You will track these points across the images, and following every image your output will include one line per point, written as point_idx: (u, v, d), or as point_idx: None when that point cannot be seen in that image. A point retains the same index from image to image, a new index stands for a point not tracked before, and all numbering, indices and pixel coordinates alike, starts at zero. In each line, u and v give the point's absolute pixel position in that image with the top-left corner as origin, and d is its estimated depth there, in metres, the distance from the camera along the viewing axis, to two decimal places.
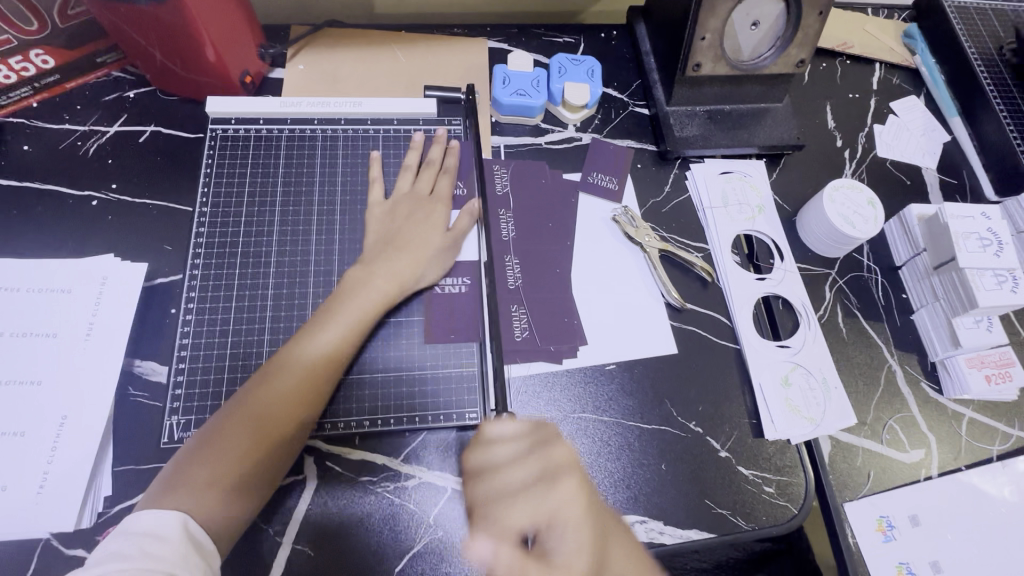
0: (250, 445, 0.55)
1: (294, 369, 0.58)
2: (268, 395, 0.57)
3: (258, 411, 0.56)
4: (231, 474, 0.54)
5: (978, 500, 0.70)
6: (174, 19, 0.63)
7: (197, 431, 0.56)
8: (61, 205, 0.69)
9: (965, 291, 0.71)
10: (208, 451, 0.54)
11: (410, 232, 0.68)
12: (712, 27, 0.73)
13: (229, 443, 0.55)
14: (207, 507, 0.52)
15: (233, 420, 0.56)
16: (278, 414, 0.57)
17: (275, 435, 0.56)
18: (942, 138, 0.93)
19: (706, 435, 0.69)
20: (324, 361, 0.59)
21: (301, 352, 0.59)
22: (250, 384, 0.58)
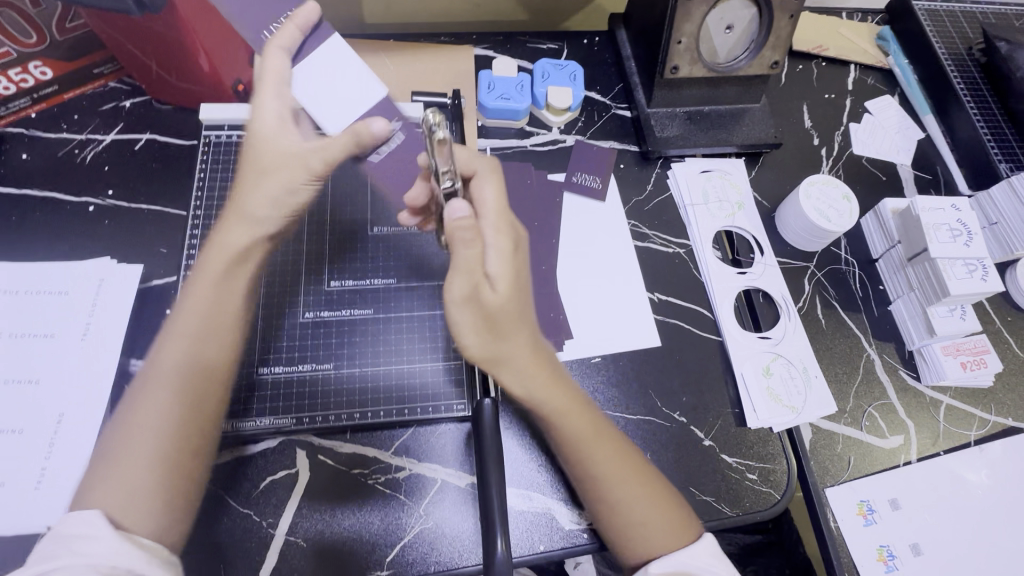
0: (148, 425, 0.54)
1: (192, 359, 0.58)
2: (153, 377, 0.57)
3: (140, 402, 0.55)
4: (157, 453, 0.53)
5: (956, 483, 0.72)
6: (168, 30, 0.65)
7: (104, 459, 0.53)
8: (59, 210, 0.71)
9: (938, 280, 0.74)
10: (111, 453, 0.53)
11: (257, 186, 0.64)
12: (687, 31, 0.76)
13: (121, 439, 0.54)
14: (135, 493, 0.51)
15: (139, 424, 0.54)
16: (198, 387, 0.57)
17: (190, 407, 0.56)
18: (916, 135, 0.96)
19: (690, 424, 0.71)
20: (198, 345, 0.58)
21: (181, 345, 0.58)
22: (135, 402, 0.55)
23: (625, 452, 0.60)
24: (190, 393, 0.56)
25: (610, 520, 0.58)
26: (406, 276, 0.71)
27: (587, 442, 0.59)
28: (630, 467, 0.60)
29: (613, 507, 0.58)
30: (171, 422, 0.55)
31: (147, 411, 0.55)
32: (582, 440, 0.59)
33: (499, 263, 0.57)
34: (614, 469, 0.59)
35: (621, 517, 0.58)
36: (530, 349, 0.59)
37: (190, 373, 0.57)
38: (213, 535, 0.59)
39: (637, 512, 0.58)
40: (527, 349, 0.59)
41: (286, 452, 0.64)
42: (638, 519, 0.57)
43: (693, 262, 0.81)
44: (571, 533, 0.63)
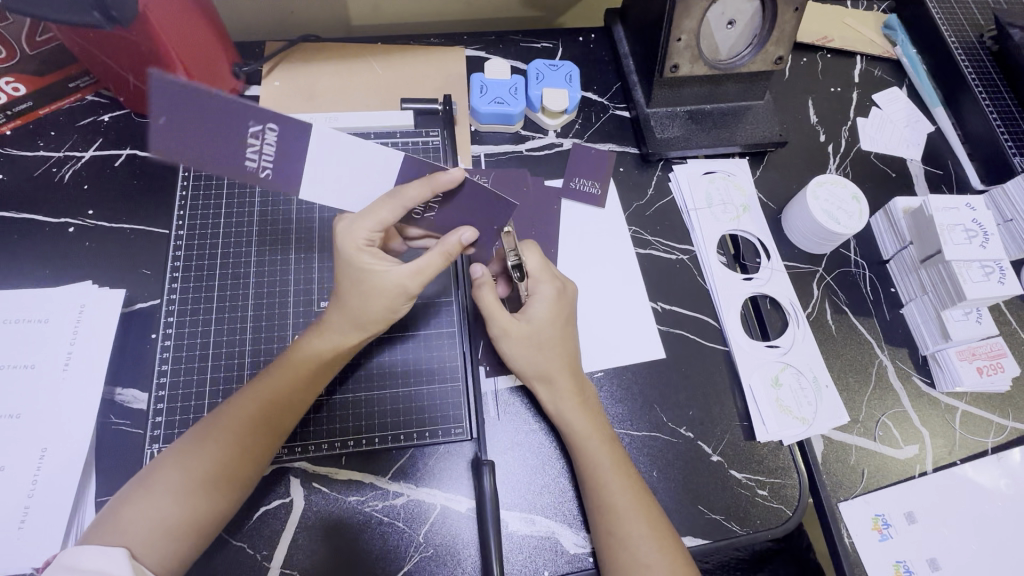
0: (225, 443, 0.54)
1: (311, 370, 0.59)
2: (263, 389, 0.57)
3: (247, 409, 0.56)
4: (218, 476, 0.53)
5: (973, 494, 0.69)
6: (142, 41, 0.62)
7: (189, 440, 0.55)
8: (38, 232, 0.69)
9: (953, 284, 0.71)
10: (189, 447, 0.54)
11: (355, 301, 0.58)
12: (687, 28, 0.72)
13: (199, 440, 0.54)
14: (171, 515, 0.51)
15: (234, 417, 0.55)
16: (284, 415, 0.57)
17: (272, 435, 0.56)
18: (926, 129, 0.92)
19: (697, 439, 0.68)
20: (313, 369, 0.59)
21: (300, 356, 0.59)
22: (246, 398, 0.57)
23: (638, 487, 0.59)
24: (282, 423, 0.57)
25: (614, 548, 0.56)
26: None
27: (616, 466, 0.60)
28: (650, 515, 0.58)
29: (621, 535, 0.56)
30: (255, 432, 0.55)
31: (245, 409, 0.56)
32: (608, 465, 0.59)
33: (543, 307, 0.64)
34: (626, 495, 0.58)
35: (626, 561, 0.55)
36: (569, 369, 0.64)
37: (295, 402, 0.58)
38: (206, 568, 0.57)
39: (638, 551, 0.56)
40: (564, 368, 0.63)
41: (278, 481, 0.61)
42: (641, 557, 0.55)
43: (697, 269, 0.78)
44: (576, 557, 0.61)
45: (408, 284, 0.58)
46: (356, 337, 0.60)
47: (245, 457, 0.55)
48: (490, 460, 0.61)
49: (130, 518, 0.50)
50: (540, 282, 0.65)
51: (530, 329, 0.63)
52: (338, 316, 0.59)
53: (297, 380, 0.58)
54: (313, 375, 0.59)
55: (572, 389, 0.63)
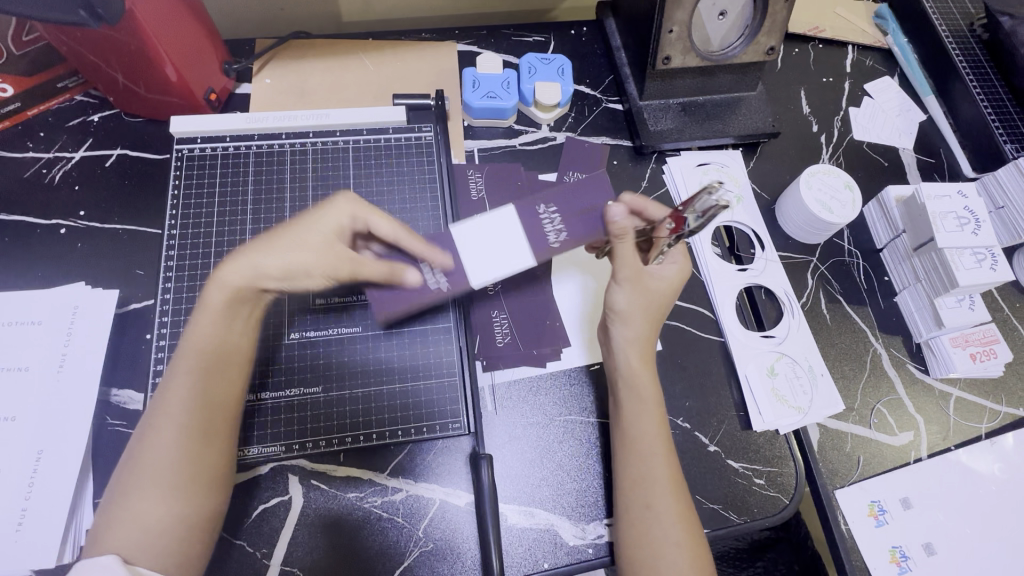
0: (173, 444, 0.53)
1: (217, 346, 0.57)
2: (173, 386, 0.56)
3: (178, 407, 0.54)
4: (183, 478, 0.53)
5: (967, 479, 0.70)
6: (131, 41, 0.62)
7: (134, 457, 0.53)
8: (29, 234, 0.68)
9: (946, 271, 0.71)
10: (137, 461, 0.53)
11: (267, 264, 0.59)
12: (679, 19, 0.72)
13: (146, 449, 0.53)
14: (152, 521, 0.51)
15: (169, 417, 0.54)
16: (214, 402, 0.56)
17: (214, 425, 0.55)
18: (917, 117, 0.93)
19: (694, 430, 0.69)
20: (215, 350, 0.57)
21: (198, 342, 0.57)
22: (167, 400, 0.55)
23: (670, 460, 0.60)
24: (216, 407, 0.56)
25: (638, 524, 0.57)
26: None
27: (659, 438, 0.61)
28: (678, 490, 0.59)
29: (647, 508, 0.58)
30: (200, 427, 0.54)
31: (175, 408, 0.54)
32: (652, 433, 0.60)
33: (673, 269, 0.66)
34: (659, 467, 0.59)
35: (649, 535, 0.57)
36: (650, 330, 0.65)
37: (218, 384, 0.56)
38: (206, 567, 0.57)
39: (664, 522, 0.57)
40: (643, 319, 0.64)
41: (276, 478, 0.61)
42: (656, 534, 0.57)
43: (692, 260, 0.78)
44: (575, 549, 0.61)
45: (326, 229, 0.61)
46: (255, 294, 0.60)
47: (207, 452, 0.54)
48: (487, 454, 0.62)
49: (118, 532, 0.50)
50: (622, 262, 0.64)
51: (654, 281, 0.65)
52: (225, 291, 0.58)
53: (201, 361, 0.56)
54: (223, 354, 0.58)
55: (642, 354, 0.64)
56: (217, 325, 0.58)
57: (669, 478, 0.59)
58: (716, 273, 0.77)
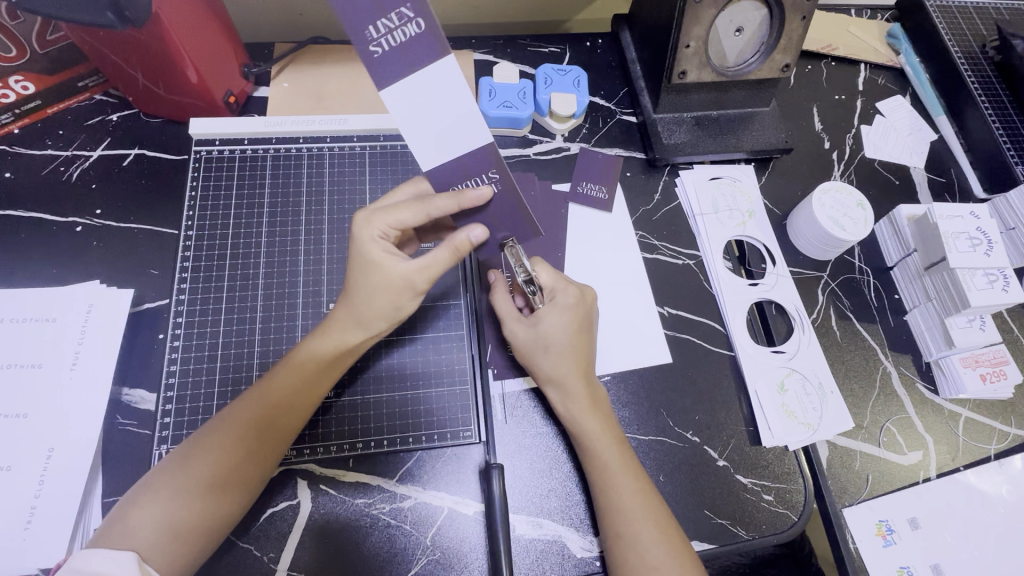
0: (231, 443, 0.54)
1: (309, 371, 0.58)
2: (267, 390, 0.57)
3: (250, 412, 0.55)
4: (222, 480, 0.53)
5: (975, 500, 0.70)
6: (152, 41, 0.62)
7: (193, 443, 0.54)
8: (45, 231, 0.68)
9: (957, 291, 0.71)
10: (192, 450, 0.54)
11: (366, 301, 0.57)
12: (696, 34, 0.73)
13: (209, 439, 0.54)
14: (173, 516, 0.50)
15: (240, 419, 0.55)
16: (282, 415, 0.56)
17: (274, 436, 0.56)
18: (929, 137, 0.93)
19: (703, 444, 0.69)
20: (313, 367, 0.58)
21: (305, 354, 0.58)
22: (249, 402, 0.56)
23: (646, 488, 0.59)
24: (285, 425, 0.56)
25: (622, 550, 0.56)
26: None
27: (626, 471, 0.60)
28: (660, 519, 0.58)
29: (632, 539, 0.56)
30: (264, 437, 0.55)
31: (248, 411, 0.55)
32: (615, 466, 0.59)
33: (557, 316, 0.63)
34: (636, 496, 0.58)
35: (639, 561, 0.55)
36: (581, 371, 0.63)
37: (298, 405, 0.57)
38: (214, 570, 0.57)
39: (647, 550, 0.56)
40: (570, 357, 0.63)
41: (285, 482, 0.61)
42: (650, 559, 0.55)
43: (703, 274, 0.78)
44: (583, 561, 0.61)
45: (416, 281, 0.57)
46: (357, 336, 0.59)
47: (254, 462, 0.55)
48: (498, 464, 0.62)
49: (143, 516, 0.50)
50: (558, 292, 0.64)
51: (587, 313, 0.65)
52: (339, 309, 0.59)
53: (297, 382, 0.57)
54: (315, 378, 0.58)
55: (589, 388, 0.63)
56: (329, 347, 0.59)
57: (648, 507, 0.58)
58: (726, 287, 0.77)
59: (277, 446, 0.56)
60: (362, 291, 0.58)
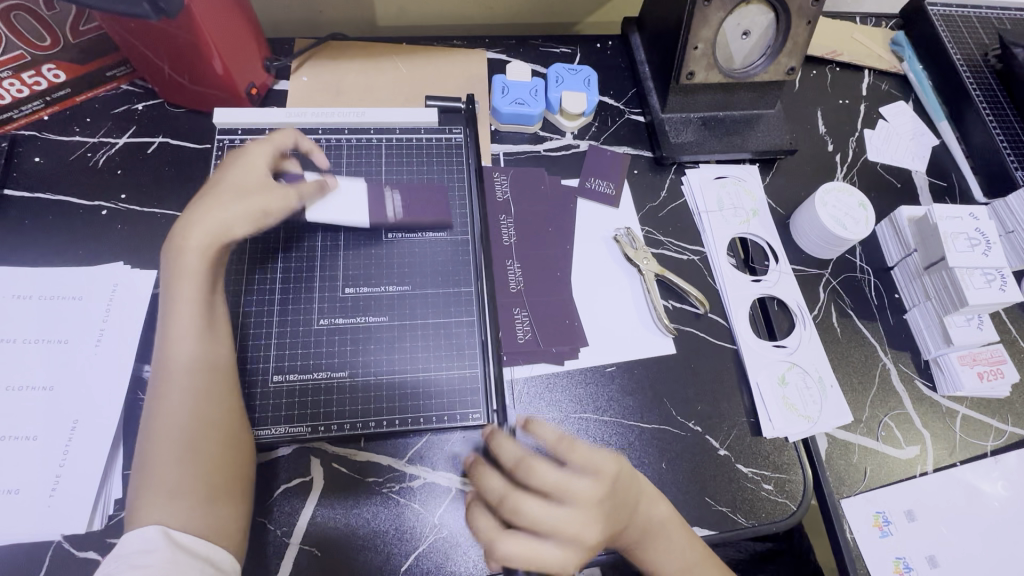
0: (192, 449, 0.55)
1: (200, 345, 0.60)
2: (180, 392, 0.57)
3: (179, 413, 0.56)
4: (213, 469, 0.55)
5: (971, 495, 0.71)
6: (182, 34, 0.65)
7: (147, 464, 0.55)
8: (71, 214, 0.71)
9: (956, 290, 0.73)
10: (155, 469, 0.54)
11: (228, 189, 0.66)
12: (705, 37, 0.75)
13: (158, 459, 0.55)
14: (187, 516, 0.53)
15: (173, 418, 0.56)
16: (210, 400, 0.58)
17: (225, 418, 0.58)
18: (931, 142, 0.95)
19: (705, 433, 0.70)
20: (194, 360, 0.59)
21: (176, 355, 0.59)
22: (171, 406, 0.57)
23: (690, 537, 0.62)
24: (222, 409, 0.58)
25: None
26: (420, 284, 0.72)
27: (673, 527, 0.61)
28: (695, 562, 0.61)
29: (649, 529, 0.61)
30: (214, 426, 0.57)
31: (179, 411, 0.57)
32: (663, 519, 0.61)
33: None
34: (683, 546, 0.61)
35: None
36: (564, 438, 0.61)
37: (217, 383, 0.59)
38: None
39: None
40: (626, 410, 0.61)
41: (299, 459, 0.63)
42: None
43: (707, 269, 0.80)
44: None
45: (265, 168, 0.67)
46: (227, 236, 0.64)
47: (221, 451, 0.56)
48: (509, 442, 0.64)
49: (149, 520, 0.52)
50: None
51: None
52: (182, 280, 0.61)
53: (200, 365, 0.59)
54: (214, 355, 0.60)
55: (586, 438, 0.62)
56: (198, 341, 0.60)
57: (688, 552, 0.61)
58: (730, 282, 0.79)
59: (234, 419, 0.59)
60: (194, 226, 0.64)
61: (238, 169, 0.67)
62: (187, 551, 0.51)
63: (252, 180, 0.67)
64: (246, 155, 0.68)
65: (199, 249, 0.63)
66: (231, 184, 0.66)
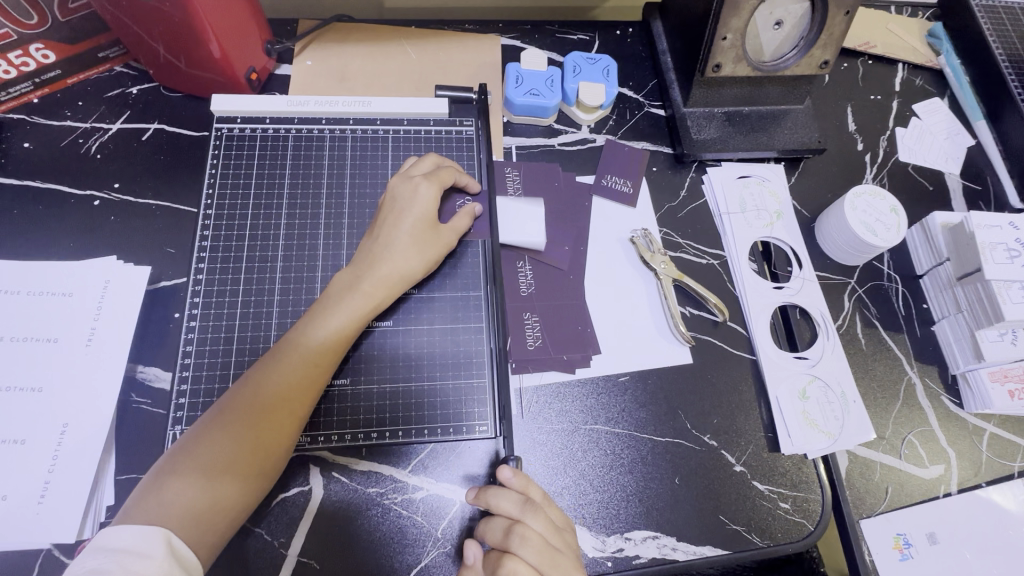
0: (246, 439, 0.52)
1: (323, 349, 0.57)
2: (263, 380, 0.54)
3: (254, 398, 0.53)
4: (238, 469, 0.51)
5: (996, 519, 0.68)
6: (177, 13, 0.61)
7: (201, 428, 0.52)
8: (62, 204, 0.68)
9: (991, 303, 0.69)
10: (202, 437, 0.51)
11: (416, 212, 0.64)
12: (734, 27, 0.70)
13: (226, 425, 0.52)
14: (191, 509, 0.48)
15: (245, 403, 0.53)
16: (288, 409, 0.54)
17: (284, 433, 0.53)
18: (966, 142, 0.90)
19: (721, 448, 0.67)
20: (316, 363, 0.56)
21: (304, 352, 0.56)
22: (252, 386, 0.54)
23: None
24: (292, 415, 0.54)
25: None
26: (427, 286, 0.69)
27: None
28: None
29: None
30: (273, 426, 0.53)
31: (253, 394, 0.54)
32: None
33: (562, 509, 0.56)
34: None
35: None
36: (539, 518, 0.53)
37: (300, 393, 0.55)
38: (227, 555, 0.57)
39: None
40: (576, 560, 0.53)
41: (297, 468, 0.61)
42: None
43: (727, 274, 0.76)
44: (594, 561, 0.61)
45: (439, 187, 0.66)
46: (401, 265, 0.62)
47: (264, 455, 0.52)
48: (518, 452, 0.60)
49: (158, 503, 0.48)
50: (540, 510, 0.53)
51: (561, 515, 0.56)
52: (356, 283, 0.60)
53: (313, 372, 0.56)
54: (328, 368, 0.57)
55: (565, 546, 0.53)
56: (317, 342, 0.57)
57: None
58: (750, 288, 0.75)
59: (289, 439, 0.54)
60: (381, 253, 0.62)
61: (410, 211, 0.64)
62: (180, 565, 0.46)
63: (406, 229, 0.63)
64: (408, 202, 0.64)
65: (371, 275, 0.61)
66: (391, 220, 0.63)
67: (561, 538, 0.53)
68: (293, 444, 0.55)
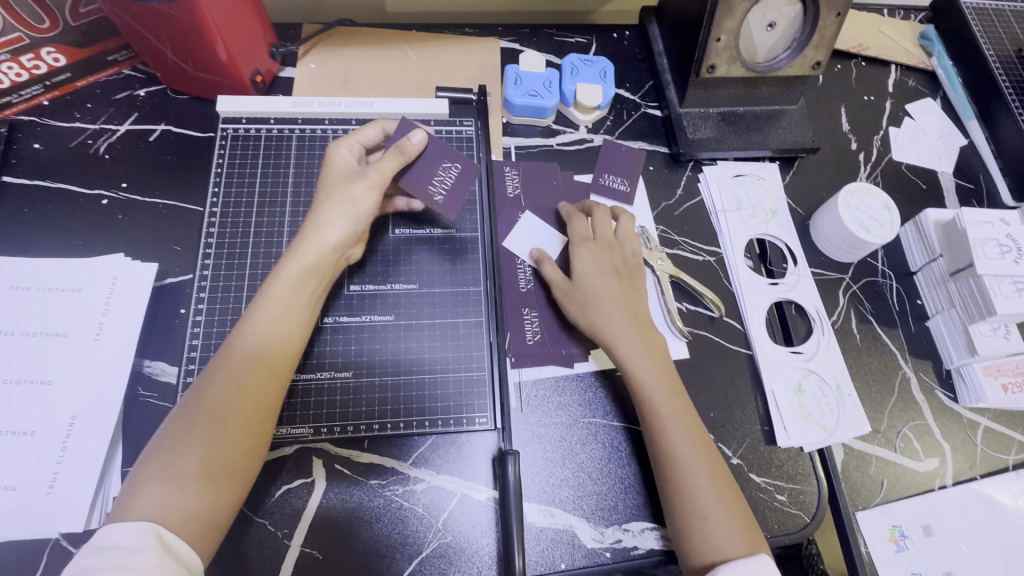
0: (210, 438, 0.51)
1: (269, 332, 0.57)
2: (211, 384, 0.54)
3: (205, 401, 0.53)
4: (215, 466, 0.51)
5: (991, 511, 0.69)
6: (185, 17, 0.62)
7: (157, 443, 0.51)
8: (72, 203, 0.69)
9: (983, 298, 0.70)
10: (164, 447, 0.51)
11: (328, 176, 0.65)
12: (728, 28, 0.72)
13: (182, 432, 0.51)
14: (177, 508, 0.48)
15: (196, 406, 0.53)
16: (246, 399, 0.54)
17: (246, 422, 0.53)
18: (958, 142, 0.91)
19: (717, 441, 0.68)
20: (263, 349, 0.56)
21: (246, 343, 0.56)
22: (200, 391, 0.54)
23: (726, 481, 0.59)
24: (251, 404, 0.54)
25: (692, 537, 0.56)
26: (428, 282, 0.70)
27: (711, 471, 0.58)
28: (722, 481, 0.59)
29: (695, 511, 0.57)
30: (234, 419, 0.53)
31: (202, 398, 0.53)
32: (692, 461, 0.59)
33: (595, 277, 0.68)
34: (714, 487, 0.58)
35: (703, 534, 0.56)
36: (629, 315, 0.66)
37: (252, 381, 0.54)
38: (230, 544, 0.58)
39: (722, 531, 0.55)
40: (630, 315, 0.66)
41: (301, 460, 0.62)
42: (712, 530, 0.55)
43: (723, 271, 0.78)
44: (593, 552, 0.62)
45: (354, 147, 0.67)
46: (330, 237, 0.61)
47: (237, 447, 0.52)
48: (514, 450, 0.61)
49: (145, 501, 0.48)
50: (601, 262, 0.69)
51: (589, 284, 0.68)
52: (300, 262, 0.60)
53: (258, 357, 0.56)
54: (274, 349, 0.57)
55: (676, 405, 0.62)
56: (258, 326, 0.57)
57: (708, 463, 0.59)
58: (745, 284, 0.76)
59: (256, 427, 0.54)
60: (308, 229, 0.61)
61: (330, 174, 0.65)
62: (176, 559, 0.46)
63: (328, 197, 0.63)
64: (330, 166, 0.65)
65: (298, 251, 0.60)
66: (335, 192, 0.63)
67: (655, 350, 0.65)
68: (263, 433, 0.55)
